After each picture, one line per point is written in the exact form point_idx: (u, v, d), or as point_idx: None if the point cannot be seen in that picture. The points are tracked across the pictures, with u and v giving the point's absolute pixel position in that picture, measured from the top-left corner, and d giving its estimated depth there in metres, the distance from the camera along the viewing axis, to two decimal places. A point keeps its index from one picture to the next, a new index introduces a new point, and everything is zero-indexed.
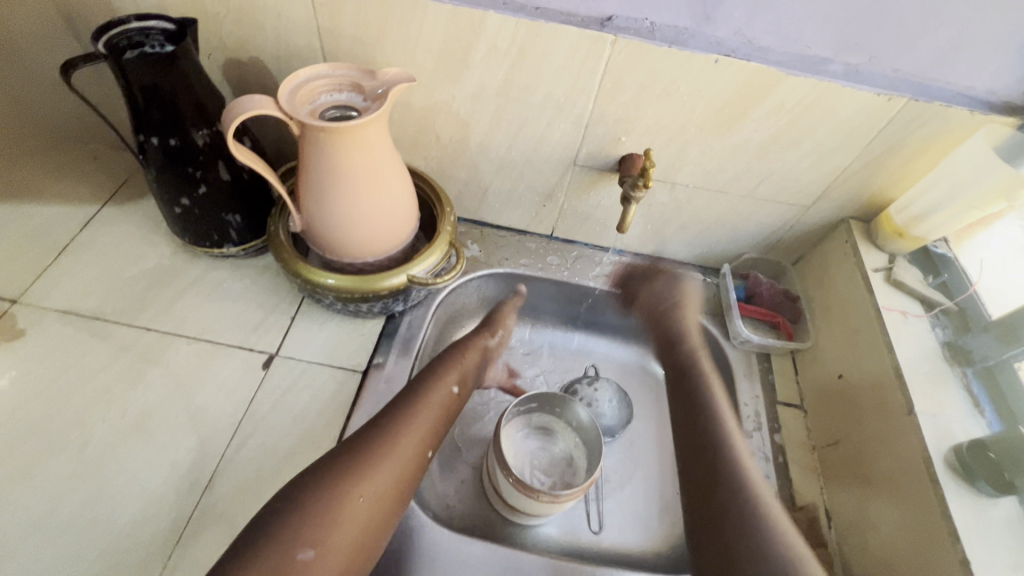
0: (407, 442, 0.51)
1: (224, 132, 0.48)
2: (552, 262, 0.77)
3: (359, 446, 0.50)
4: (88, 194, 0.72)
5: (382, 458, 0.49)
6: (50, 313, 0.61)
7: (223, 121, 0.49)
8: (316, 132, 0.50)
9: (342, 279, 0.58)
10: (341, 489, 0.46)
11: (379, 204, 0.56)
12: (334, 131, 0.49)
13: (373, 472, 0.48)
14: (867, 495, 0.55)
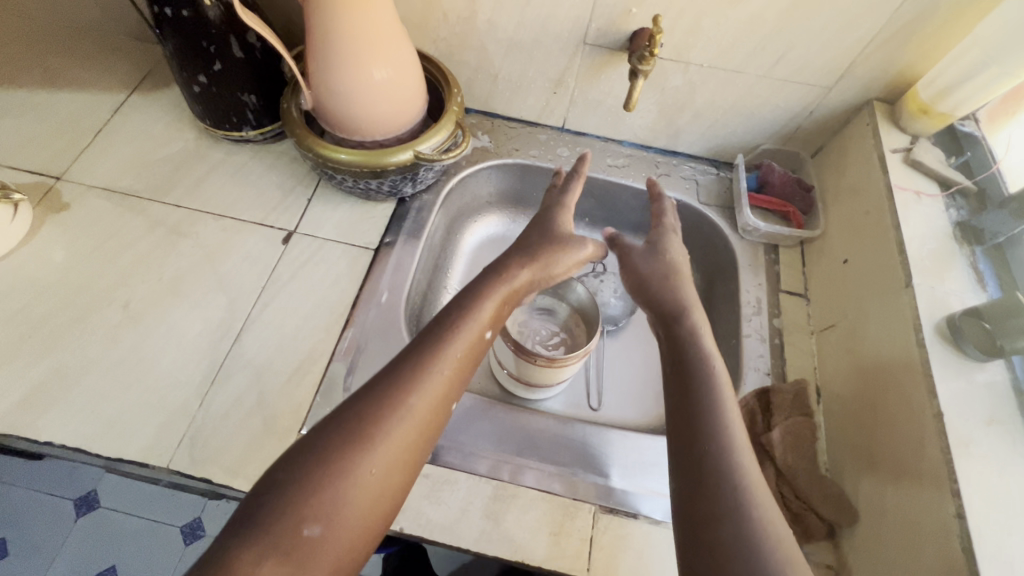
0: (433, 395, 0.40)
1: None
2: (562, 153, 0.77)
3: (372, 405, 0.38)
4: (116, 82, 0.76)
5: (400, 416, 0.39)
6: (91, 189, 0.66)
7: None
8: None
9: (353, 154, 0.61)
10: (351, 464, 0.36)
11: (386, 74, 0.59)
12: None
13: (393, 436, 0.38)
14: (880, 480, 0.49)
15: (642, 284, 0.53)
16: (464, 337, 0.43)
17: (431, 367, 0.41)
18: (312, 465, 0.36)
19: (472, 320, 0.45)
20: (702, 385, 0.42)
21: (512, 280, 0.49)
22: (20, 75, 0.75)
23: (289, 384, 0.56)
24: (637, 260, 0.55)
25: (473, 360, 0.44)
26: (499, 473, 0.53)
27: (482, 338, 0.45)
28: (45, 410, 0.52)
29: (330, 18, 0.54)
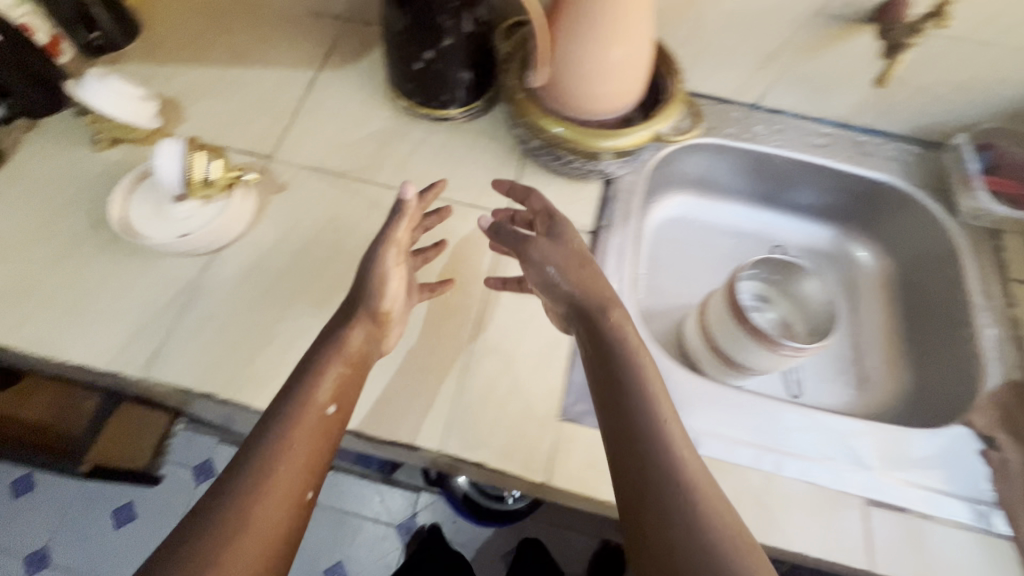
0: (289, 473, 0.41)
1: None
2: (760, 132, 0.74)
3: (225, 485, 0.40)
4: (301, 57, 0.74)
5: (266, 495, 0.40)
6: (304, 170, 0.66)
7: None
8: None
9: (570, 131, 0.59)
10: (219, 546, 0.37)
11: (632, 52, 0.56)
12: None
13: (259, 512, 0.39)
14: None
15: (588, 319, 0.49)
16: (295, 421, 0.44)
17: (272, 443, 0.42)
18: (208, 553, 0.36)
19: (306, 402, 0.45)
20: (647, 456, 0.40)
21: (347, 345, 0.49)
22: (209, 52, 0.74)
23: (538, 370, 0.56)
24: (540, 247, 0.53)
25: (324, 440, 0.44)
26: (764, 464, 0.53)
27: (322, 417, 0.45)
28: None
29: None
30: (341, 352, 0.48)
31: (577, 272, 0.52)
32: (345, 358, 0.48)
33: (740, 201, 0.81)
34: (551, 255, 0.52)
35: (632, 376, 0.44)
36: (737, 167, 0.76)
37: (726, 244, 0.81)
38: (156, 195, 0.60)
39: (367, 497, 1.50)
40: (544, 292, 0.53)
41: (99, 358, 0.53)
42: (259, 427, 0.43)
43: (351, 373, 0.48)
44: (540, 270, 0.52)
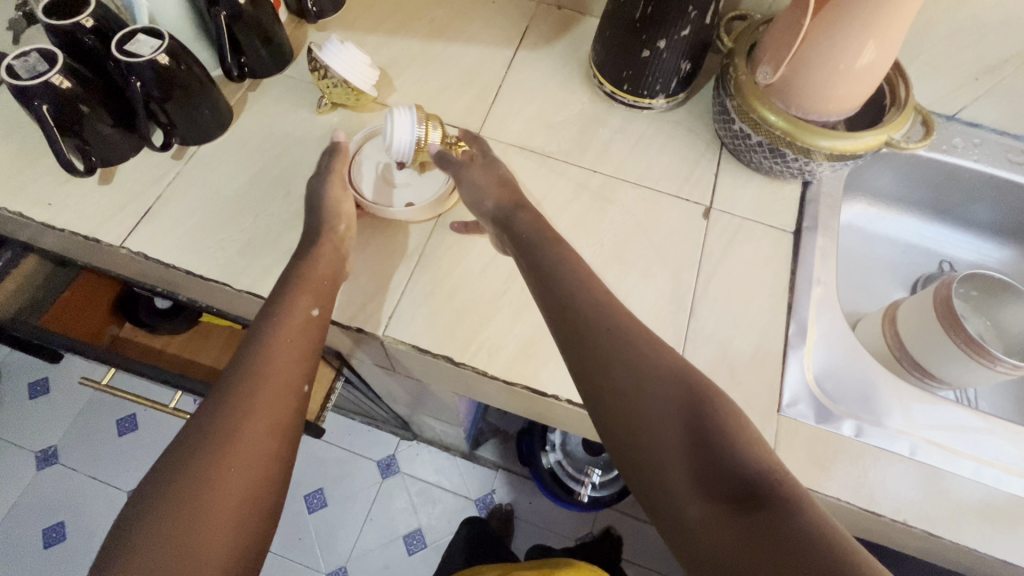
0: (283, 367, 0.47)
1: None
2: (957, 144, 0.72)
3: (234, 380, 0.45)
4: (501, 37, 0.76)
5: (264, 379, 0.46)
6: (511, 147, 0.68)
7: None
8: None
9: (786, 121, 0.59)
10: (235, 426, 0.43)
11: (886, 56, 0.55)
12: None
13: (258, 392, 0.45)
14: None
15: (513, 235, 0.53)
16: (279, 332, 0.49)
17: (270, 342, 0.48)
18: (221, 429, 0.43)
19: (289, 310, 0.50)
20: (618, 349, 0.42)
21: (316, 266, 0.53)
22: (410, 25, 0.76)
23: (753, 363, 0.57)
24: (469, 177, 0.58)
25: (308, 343, 0.50)
26: (984, 478, 0.53)
27: (307, 319, 0.50)
28: (543, 363, 0.55)
29: None
30: (316, 269, 0.53)
31: (498, 189, 0.57)
32: (323, 276, 0.53)
33: (914, 213, 0.81)
34: (473, 183, 0.57)
35: (579, 288, 0.46)
36: (923, 178, 0.76)
37: (894, 256, 0.81)
38: (379, 162, 0.64)
39: (444, 469, 1.51)
40: (473, 208, 0.57)
41: (341, 312, 0.56)
42: (249, 335, 0.49)
43: (328, 287, 0.53)
44: (469, 195, 0.57)
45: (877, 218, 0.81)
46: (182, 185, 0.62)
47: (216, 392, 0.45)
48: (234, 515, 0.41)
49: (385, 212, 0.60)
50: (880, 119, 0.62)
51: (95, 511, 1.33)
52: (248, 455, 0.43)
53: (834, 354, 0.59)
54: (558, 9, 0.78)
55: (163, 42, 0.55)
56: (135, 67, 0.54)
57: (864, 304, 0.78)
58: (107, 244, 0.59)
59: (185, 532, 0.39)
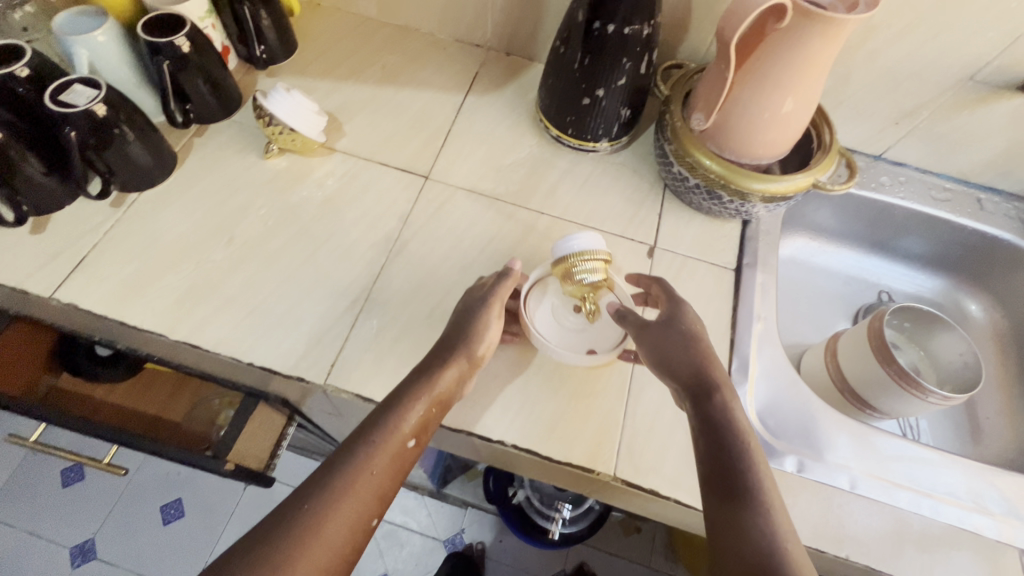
0: (364, 496, 0.43)
1: (736, 32, 0.50)
2: (884, 182, 0.77)
3: (313, 499, 0.41)
4: (451, 82, 0.78)
5: (343, 502, 0.42)
6: (460, 190, 0.69)
7: (732, 20, 0.51)
8: (810, 34, 0.52)
9: (720, 166, 0.62)
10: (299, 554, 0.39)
11: (806, 107, 0.59)
12: (826, 33, 0.51)
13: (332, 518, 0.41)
14: None
15: (664, 353, 0.51)
16: (379, 451, 0.45)
17: (367, 453, 0.44)
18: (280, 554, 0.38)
19: (392, 431, 0.46)
20: (734, 443, 0.44)
21: (436, 387, 0.49)
22: (361, 70, 0.77)
23: None
24: (653, 337, 0.51)
25: (397, 470, 0.45)
26: (922, 509, 0.55)
27: (403, 448, 0.46)
28: (490, 408, 0.55)
29: (797, 44, 0.53)
30: (433, 390, 0.49)
31: (676, 339, 0.51)
32: (436, 400, 0.49)
33: (852, 246, 0.84)
34: (661, 340, 0.51)
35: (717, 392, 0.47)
36: (856, 214, 0.80)
37: (836, 287, 0.84)
38: (553, 301, 0.59)
39: (412, 510, 1.47)
40: (657, 369, 0.51)
41: (283, 361, 0.55)
42: (346, 446, 0.45)
43: (435, 412, 0.49)
44: (654, 351, 0.51)
45: (818, 251, 0.85)
46: (119, 232, 0.61)
47: (289, 504, 0.41)
48: None
49: (555, 351, 0.55)
50: (809, 161, 0.65)
51: (32, 571, 1.24)
52: None
53: (776, 389, 0.60)
54: (506, 55, 0.81)
55: (100, 93, 0.55)
56: (68, 117, 0.54)
57: (810, 336, 0.81)
58: (36, 296, 0.57)
59: None
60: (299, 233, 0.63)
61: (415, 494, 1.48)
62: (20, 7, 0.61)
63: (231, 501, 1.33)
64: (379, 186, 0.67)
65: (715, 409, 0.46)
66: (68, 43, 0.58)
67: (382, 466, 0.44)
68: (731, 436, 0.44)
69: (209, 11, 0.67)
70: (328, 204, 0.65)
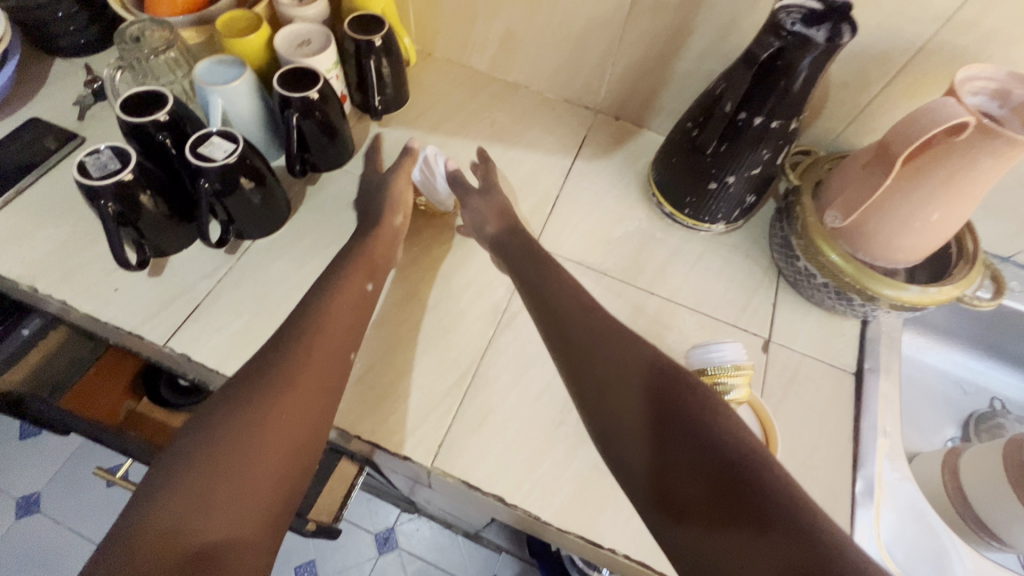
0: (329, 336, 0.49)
1: (910, 147, 0.47)
2: (1015, 287, 0.71)
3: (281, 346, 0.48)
4: (559, 145, 0.76)
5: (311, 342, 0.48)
6: (567, 262, 0.67)
7: (905, 134, 0.48)
8: (985, 155, 0.48)
9: (854, 269, 0.59)
10: (274, 377, 0.45)
11: (959, 220, 0.55)
12: (1004, 156, 0.48)
13: (306, 353, 0.47)
14: None
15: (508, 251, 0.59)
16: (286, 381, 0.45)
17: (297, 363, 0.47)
18: (263, 382, 0.45)
19: (350, 281, 0.54)
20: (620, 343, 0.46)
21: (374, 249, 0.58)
22: (470, 126, 0.77)
23: None
24: (473, 201, 0.64)
25: (359, 313, 0.53)
26: None
27: (360, 289, 0.54)
28: (599, 511, 0.51)
29: (968, 162, 0.49)
30: (373, 243, 0.58)
31: (497, 217, 0.62)
32: (382, 239, 0.59)
33: (965, 347, 0.79)
34: (477, 206, 0.63)
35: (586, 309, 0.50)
36: (979, 317, 0.74)
37: (945, 390, 0.79)
38: None
39: (445, 547, 1.43)
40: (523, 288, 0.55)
41: (389, 436, 0.54)
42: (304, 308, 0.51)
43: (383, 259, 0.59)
44: (472, 217, 0.63)
45: (928, 349, 0.79)
46: (233, 281, 0.61)
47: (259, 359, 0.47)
48: (277, 456, 0.42)
49: None
50: (947, 269, 0.61)
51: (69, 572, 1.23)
52: (297, 401, 0.45)
53: (900, 517, 0.56)
54: (615, 120, 0.79)
55: (236, 147, 0.55)
56: (203, 170, 0.54)
57: (916, 441, 0.75)
58: (150, 342, 0.57)
59: (231, 467, 0.40)
60: (408, 296, 0.62)
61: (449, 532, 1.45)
62: (163, 52, 0.62)
63: None
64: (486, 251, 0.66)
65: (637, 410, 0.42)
66: (206, 92, 0.58)
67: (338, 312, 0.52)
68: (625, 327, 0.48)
69: (335, 62, 0.68)
70: (436, 267, 0.64)
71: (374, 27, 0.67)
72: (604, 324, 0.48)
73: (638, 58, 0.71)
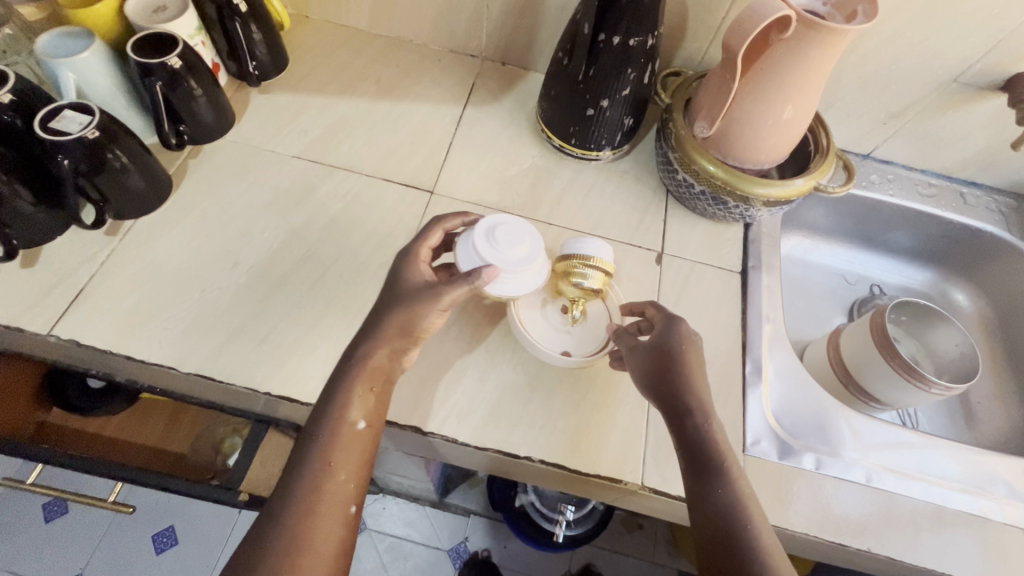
0: (336, 482, 0.45)
1: (744, 42, 0.51)
2: (875, 180, 0.79)
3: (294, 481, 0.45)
4: (448, 94, 0.77)
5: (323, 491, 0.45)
6: (466, 204, 0.68)
7: (740, 32, 0.52)
8: (812, 46, 0.53)
9: (724, 172, 0.63)
10: (297, 534, 0.43)
11: (806, 114, 0.60)
12: (828, 44, 0.53)
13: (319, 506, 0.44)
14: None
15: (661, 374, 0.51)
16: (336, 422, 0.47)
17: (340, 404, 0.48)
18: (282, 538, 0.42)
19: (343, 418, 0.47)
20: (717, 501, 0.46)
21: (370, 365, 0.49)
22: (357, 84, 0.76)
23: (717, 404, 0.59)
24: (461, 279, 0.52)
25: (361, 453, 0.48)
26: (934, 497, 0.57)
27: (356, 432, 0.47)
28: (514, 426, 0.54)
29: (800, 54, 0.54)
30: (366, 369, 0.49)
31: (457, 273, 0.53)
32: (365, 381, 0.49)
33: (842, 242, 0.87)
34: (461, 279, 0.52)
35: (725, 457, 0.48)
36: (849, 212, 0.82)
37: (830, 283, 0.87)
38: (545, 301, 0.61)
39: (414, 521, 1.39)
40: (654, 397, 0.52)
41: (300, 389, 0.54)
42: (305, 448, 0.46)
43: (377, 390, 0.49)
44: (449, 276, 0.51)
45: (812, 249, 0.87)
46: (118, 263, 0.59)
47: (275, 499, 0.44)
48: None
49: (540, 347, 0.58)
50: (808, 164, 0.67)
51: None
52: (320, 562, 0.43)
53: (787, 389, 0.62)
54: (502, 65, 0.81)
55: (93, 119, 0.52)
56: (60, 145, 0.51)
57: (809, 331, 0.83)
58: (33, 333, 0.54)
59: None
60: (307, 255, 0.61)
61: (415, 505, 1.40)
62: None
63: (233, 522, 1.20)
64: (384, 203, 0.66)
65: (696, 423, 0.49)
66: (53, 66, 0.55)
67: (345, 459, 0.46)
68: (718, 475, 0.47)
69: (198, 28, 0.65)
70: (333, 224, 0.64)
71: None
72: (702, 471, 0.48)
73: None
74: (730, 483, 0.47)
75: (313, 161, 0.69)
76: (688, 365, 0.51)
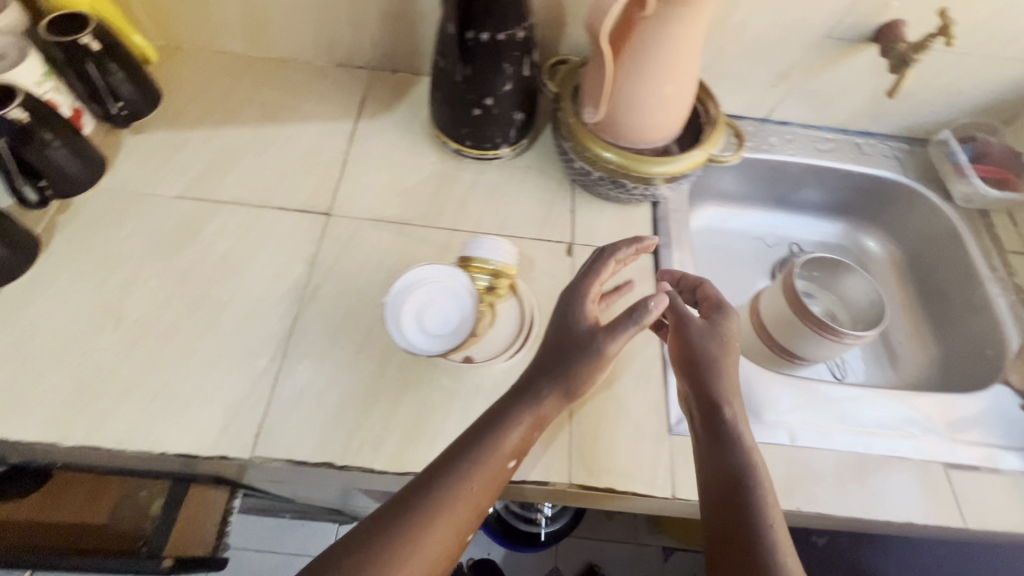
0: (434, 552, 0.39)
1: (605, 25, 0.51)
2: (774, 142, 0.81)
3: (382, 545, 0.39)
4: (338, 109, 0.74)
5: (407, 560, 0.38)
6: (366, 222, 0.66)
7: None
8: (675, 22, 0.53)
9: (618, 156, 0.63)
10: None
11: (685, 89, 0.60)
12: (689, 18, 0.53)
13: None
14: None
15: (698, 358, 0.51)
16: (458, 481, 0.41)
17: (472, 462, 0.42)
18: None
19: (464, 481, 0.41)
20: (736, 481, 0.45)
21: (510, 425, 0.44)
22: (239, 112, 0.73)
23: (638, 388, 0.58)
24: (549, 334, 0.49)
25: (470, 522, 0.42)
26: (855, 446, 0.58)
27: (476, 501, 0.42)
28: (433, 444, 0.53)
29: (665, 31, 0.54)
30: (503, 435, 0.44)
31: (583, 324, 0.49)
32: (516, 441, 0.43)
33: (756, 205, 0.88)
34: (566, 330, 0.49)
35: (746, 443, 0.47)
36: (756, 175, 0.83)
37: (751, 247, 0.88)
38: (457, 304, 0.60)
39: None
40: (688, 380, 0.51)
41: (200, 443, 0.51)
42: (403, 507, 0.40)
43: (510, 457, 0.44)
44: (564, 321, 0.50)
45: (728, 216, 0.88)
46: None
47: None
48: None
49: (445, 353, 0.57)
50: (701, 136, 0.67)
51: None
52: None
53: None
54: (392, 73, 0.78)
55: None
56: None
57: (736, 298, 0.84)
58: None
59: None
60: (197, 299, 0.58)
61: None
62: None
63: None
64: (278, 232, 0.63)
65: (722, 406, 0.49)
66: None
67: (456, 525, 0.41)
68: (740, 456, 0.46)
69: (47, 73, 0.60)
70: (224, 262, 0.61)
71: (80, 27, 0.61)
72: (721, 451, 0.46)
73: (384, 4, 0.69)
74: (749, 463, 0.45)
75: (196, 198, 0.65)
76: (723, 356, 0.51)
